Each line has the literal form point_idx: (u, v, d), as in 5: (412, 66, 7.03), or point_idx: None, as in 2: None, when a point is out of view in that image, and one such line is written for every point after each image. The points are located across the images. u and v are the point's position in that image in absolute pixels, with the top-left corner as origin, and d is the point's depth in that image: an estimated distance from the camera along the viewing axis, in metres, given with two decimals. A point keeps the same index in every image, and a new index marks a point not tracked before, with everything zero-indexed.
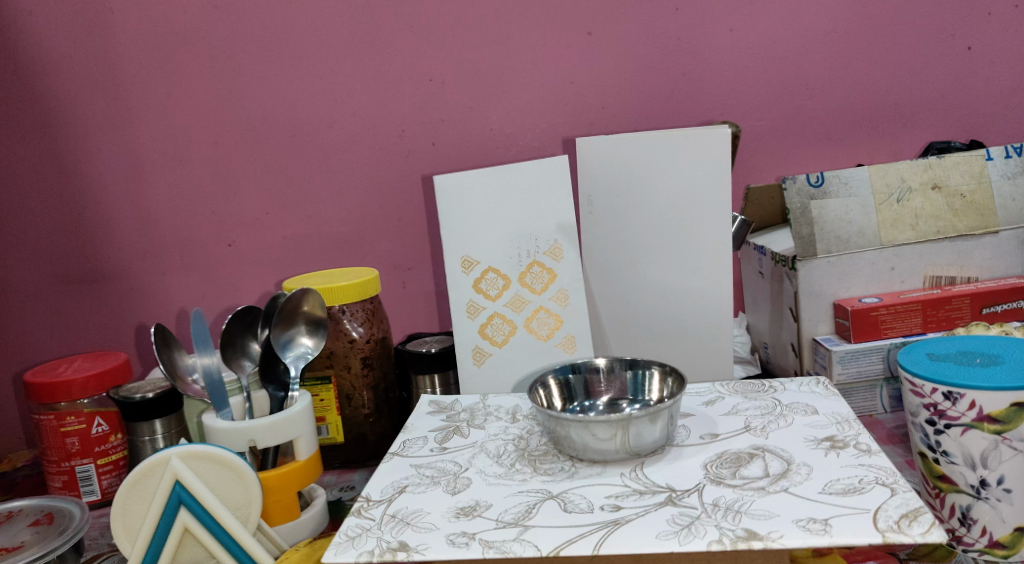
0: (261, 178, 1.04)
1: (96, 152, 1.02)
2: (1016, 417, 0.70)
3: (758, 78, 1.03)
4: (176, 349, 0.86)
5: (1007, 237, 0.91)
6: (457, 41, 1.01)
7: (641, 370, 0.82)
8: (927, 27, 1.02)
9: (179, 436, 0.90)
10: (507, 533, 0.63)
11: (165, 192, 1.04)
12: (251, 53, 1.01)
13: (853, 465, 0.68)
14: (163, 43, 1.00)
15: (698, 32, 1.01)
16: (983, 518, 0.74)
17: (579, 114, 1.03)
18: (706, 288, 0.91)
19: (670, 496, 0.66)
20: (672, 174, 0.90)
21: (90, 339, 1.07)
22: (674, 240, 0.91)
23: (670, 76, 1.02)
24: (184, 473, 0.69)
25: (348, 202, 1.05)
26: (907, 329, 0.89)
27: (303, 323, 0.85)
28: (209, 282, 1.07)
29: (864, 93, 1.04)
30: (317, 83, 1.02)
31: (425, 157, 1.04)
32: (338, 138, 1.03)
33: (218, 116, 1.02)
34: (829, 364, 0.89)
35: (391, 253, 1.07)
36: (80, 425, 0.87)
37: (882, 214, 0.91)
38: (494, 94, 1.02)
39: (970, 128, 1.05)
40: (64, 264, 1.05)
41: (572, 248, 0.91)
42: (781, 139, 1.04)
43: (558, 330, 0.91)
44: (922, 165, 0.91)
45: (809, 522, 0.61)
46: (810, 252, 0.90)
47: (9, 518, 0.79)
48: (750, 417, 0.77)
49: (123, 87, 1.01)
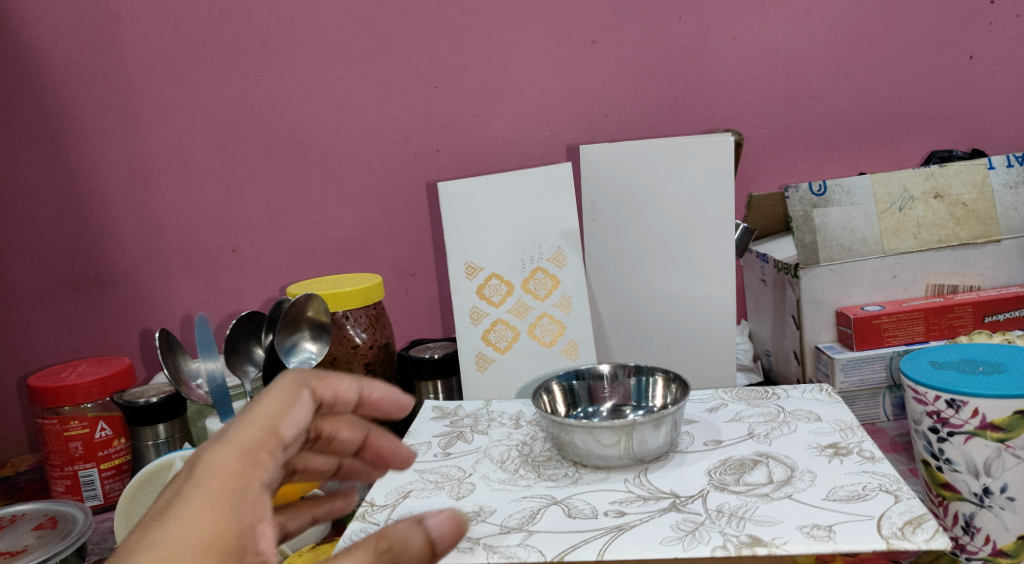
0: (266, 183, 1.04)
1: (101, 156, 1.03)
2: (1018, 426, 0.71)
3: (761, 87, 1.03)
4: (181, 354, 0.88)
5: (1009, 246, 0.92)
6: (461, 48, 1.01)
7: (645, 377, 0.82)
8: (929, 36, 1.02)
9: (182, 441, 0.89)
10: (512, 538, 0.64)
11: (169, 197, 1.04)
12: (256, 59, 1.01)
13: (856, 472, 0.68)
14: (170, 49, 1.00)
15: (701, 41, 1.02)
16: (986, 526, 0.74)
17: (582, 122, 1.04)
18: (710, 296, 0.91)
19: (674, 502, 0.66)
20: (676, 181, 0.90)
21: (94, 345, 1.07)
22: (679, 248, 0.91)
23: (674, 85, 1.03)
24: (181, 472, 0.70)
25: (352, 208, 1.05)
26: (909, 337, 0.89)
27: (307, 328, 0.85)
28: (212, 285, 1.07)
29: (866, 102, 1.04)
30: (321, 89, 1.02)
31: (428, 163, 1.04)
32: (343, 144, 1.04)
33: (222, 123, 1.03)
34: (832, 372, 0.89)
35: (395, 259, 1.07)
36: (83, 429, 0.87)
37: (883, 223, 0.91)
38: (498, 102, 1.03)
39: (972, 138, 1.05)
40: (69, 268, 1.05)
41: (575, 254, 0.92)
42: (783, 148, 1.05)
43: (560, 336, 0.91)
44: (925, 173, 0.91)
45: (813, 528, 0.61)
46: (812, 259, 0.91)
47: (10, 523, 0.79)
48: (753, 424, 0.77)
49: (129, 92, 1.01)
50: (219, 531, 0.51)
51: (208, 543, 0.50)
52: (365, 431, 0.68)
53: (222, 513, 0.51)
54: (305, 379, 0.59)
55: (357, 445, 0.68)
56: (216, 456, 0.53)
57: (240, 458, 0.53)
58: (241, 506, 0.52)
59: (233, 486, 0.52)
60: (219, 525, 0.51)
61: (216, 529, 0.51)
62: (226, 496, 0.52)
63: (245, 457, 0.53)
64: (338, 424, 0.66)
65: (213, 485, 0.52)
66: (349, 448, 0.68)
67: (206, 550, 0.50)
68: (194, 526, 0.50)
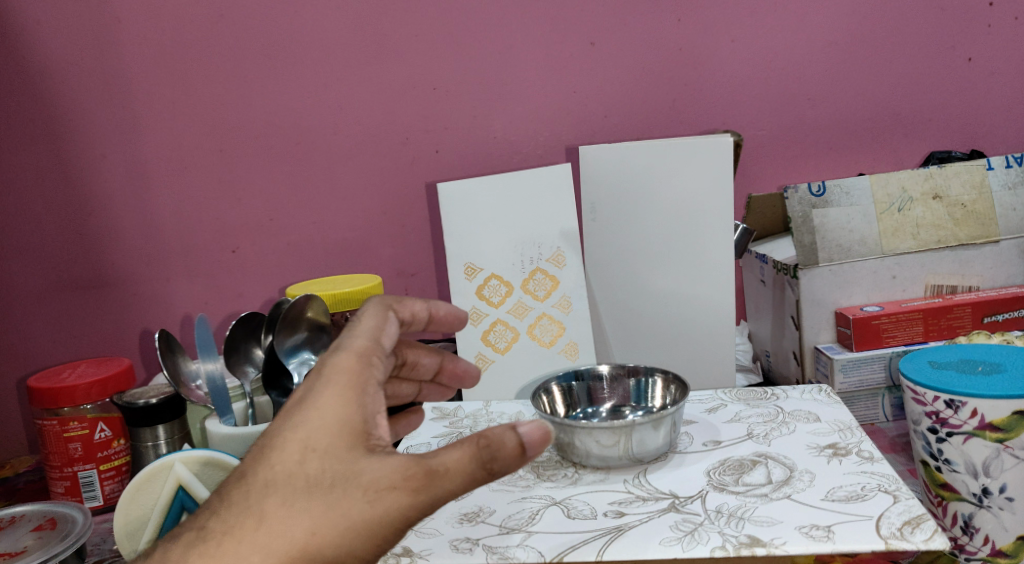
0: (265, 185, 1.04)
1: (101, 157, 1.03)
2: (1017, 426, 0.71)
3: (760, 88, 1.03)
4: (181, 354, 0.89)
5: (1007, 246, 0.92)
6: (460, 49, 1.01)
7: (644, 378, 0.83)
8: (928, 37, 1.03)
9: (182, 442, 0.89)
10: (511, 539, 0.64)
11: (169, 198, 1.04)
12: (256, 61, 1.01)
13: (855, 472, 0.68)
14: (169, 51, 1.00)
15: (700, 42, 1.02)
16: (985, 527, 0.74)
17: (581, 123, 1.04)
18: (709, 297, 0.91)
19: (673, 503, 0.66)
20: (675, 182, 0.91)
21: (95, 346, 1.07)
22: (679, 249, 0.92)
23: (673, 86, 1.03)
24: (197, 490, 0.70)
25: (352, 209, 1.06)
26: (908, 337, 0.89)
27: (307, 329, 0.84)
28: (212, 286, 1.07)
29: (864, 103, 1.04)
30: (321, 90, 1.02)
31: (428, 165, 1.04)
32: (342, 146, 1.04)
33: (222, 125, 1.03)
34: (831, 372, 0.89)
35: (395, 260, 1.07)
36: (83, 430, 0.87)
37: (882, 224, 0.91)
38: (497, 103, 1.03)
39: (970, 139, 1.06)
40: (68, 269, 1.05)
41: (574, 255, 0.92)
42: (782, 149, 1.05)
43: (560, 337, 0.92)
44: (923, 174, 0.92)
45: (812, 528, 0.62)
46: (811, 260, 0.91)
47: (11, 524, 0.79)
48: (752, 424, 0.77)
49: (128, 93, 1.01)
50: (346, 418, 0.55)
51: (339, 424, 0.55)
52: (442, 358, 0.73)
53: (347, 401, 0.56)
54: (387, 301, 0.65)
55: (436, 371, 0.73)
56: (337, 357, 0.58)
57: (357, 357, 0.58)
58: (363, 397, 0.57)
59: (353, 382, 0.57)
60: (347, 411, 0.56)
61: (343, 419, 0.55)
62: (348, 390, 0.56)
63: (360, 359, 0.58)
64: (420, 351, 0.72)
65: (336, 382, 0.57)
66: (429, 374, 0.73)
67: (338, 430, 0.55)
68: (326, 413, 0.55)
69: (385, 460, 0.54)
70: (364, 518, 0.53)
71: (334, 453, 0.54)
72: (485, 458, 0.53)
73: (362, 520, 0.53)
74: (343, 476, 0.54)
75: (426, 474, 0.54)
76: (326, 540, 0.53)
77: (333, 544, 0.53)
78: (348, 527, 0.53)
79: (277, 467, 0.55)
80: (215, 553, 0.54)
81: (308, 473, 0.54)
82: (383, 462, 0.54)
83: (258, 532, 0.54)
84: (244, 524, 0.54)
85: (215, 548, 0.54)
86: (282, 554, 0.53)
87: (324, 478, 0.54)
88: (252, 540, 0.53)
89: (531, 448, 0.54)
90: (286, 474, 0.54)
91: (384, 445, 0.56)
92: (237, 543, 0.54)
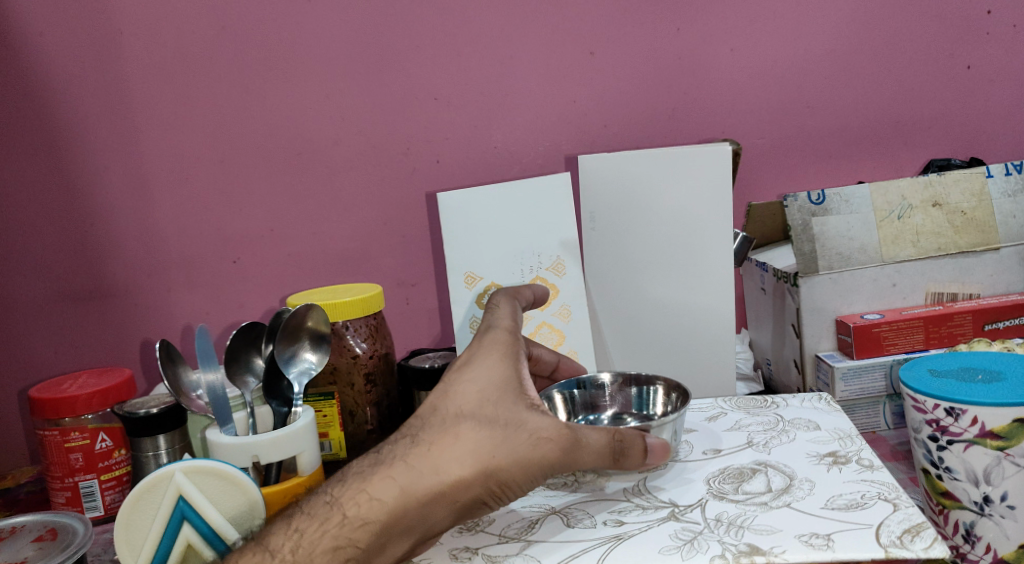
0: (266, 195, 1.05)
1: (102, 168, 1.03)
2: (1018, 434, 0.71)
3: (759, 96, 1.03)
4: (181, 365, 0.88)
5: (1008, 254, 0.92)
6: (460, 60, 1.02)
7: (646, 387, 0.83)
8: (926, 45, 1.03)
9: (183, 452, 0.89)
10: (509, 548, 0.65)
11: (170, 209, 1.05)
12: (257, 72, 1.02)
13: (855, 481, 0.68)
14: (170, 63, 1.01)
15: (699, 51, 1.02)
16: (987, 535, 0.74)
17: (581, 132, 1.04)
18: (709, 306, 0.92)
19: (673, 511, 0.66)
20: (675, 192, 0.91)
21: (96, 356, 1.07)
22: (679, 258, 0.92)
23: (672, 96, 1.03)
24: (225, 532, 0.70)
25: (353, 219, 1.06)
26: (909, 346, 0.89)
27: (307, 338, 0.85)
28: (213, 297, 1.07)
29: (864, 111, 1.04)
30: (321, 101, 1.03)
31: (428, 175, 1.05)
32: (342, 156, 1.04)
33: (223, 136, 1.03)
34: (832, 381, 0.89)
35: (397, 269, 1.08)
36: (84, 441, 0.88)
37: (882, 231, 0.91)
38: (497, 113, 1.04)
39: (971, 146, 1.06)
40: (69, 280, 1.05)
41: (574, 264, 0.92)
42: (782, 157, 1.05)
43: (560, 345, 0.92)
44: (923, 182, 0.92)
45: (812, 537, 0.61)
46: (811, 268, 0.90)
47: (11, 535, 0.79)
48: (752, 433, 0.77)
49: (129, 105, 1.02)
50: (509, 376, 0.69)
51: (506, 380, 0.69)
52: (558, 356, 0.87)
53: (508, 363, 0.70)
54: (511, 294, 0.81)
55: (553, 367, 0.86)
56: (495, 332, 0.73)
57: (508, 334, 0.73)
58: (517, 365, 0.71)
59: (513, 349, 0.72)
60: (510, 371, 0.70)
61: (509, 376, 0.69)
62: (507, 356, 0.71)
63: (511, 334, 0.73)
64: (544, 349, 0.85)
65: (499, 347, 0.72)
66: (547, 370, 0.87)
67: (505, 385, 0.69)
68: (493, 372, 0.69)
69: (545, 417, 0.67)
70: (529, 456, 0.66)
71: (506, 400, 0.68)
72: (618, 448, 0.67)
73: (527, 455, 0.66)
74: (515, 418, 0.67)
75: (575, 437, 0.67)
76: (505, 464, 0.66)
77: (507, 469, 0.66)
78: (518, 458, 0.66)
79: (463, 402, 0.68)
80: (423, 456, 0.66)
81: (488, 410, 0.67)
82: (544, 416, 0.67)
83: (454, 445, 0.66)
84: (443, 438, 0.66)
85: (422, 453, 0.66)
86: (473, 465, 0.65)
87: (500, 417, 0.67)
88: (451, 451, 0.66)
89: (653, 454, 0.68)
90: (472, 408, 0.67)
91: (539, 403, 0.69)
92: (440, 450, 0.66)
